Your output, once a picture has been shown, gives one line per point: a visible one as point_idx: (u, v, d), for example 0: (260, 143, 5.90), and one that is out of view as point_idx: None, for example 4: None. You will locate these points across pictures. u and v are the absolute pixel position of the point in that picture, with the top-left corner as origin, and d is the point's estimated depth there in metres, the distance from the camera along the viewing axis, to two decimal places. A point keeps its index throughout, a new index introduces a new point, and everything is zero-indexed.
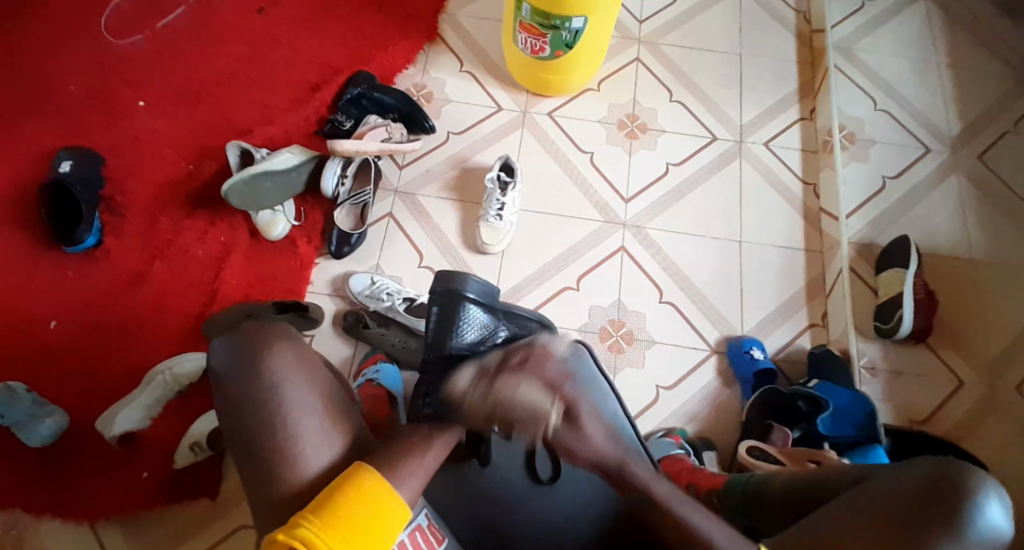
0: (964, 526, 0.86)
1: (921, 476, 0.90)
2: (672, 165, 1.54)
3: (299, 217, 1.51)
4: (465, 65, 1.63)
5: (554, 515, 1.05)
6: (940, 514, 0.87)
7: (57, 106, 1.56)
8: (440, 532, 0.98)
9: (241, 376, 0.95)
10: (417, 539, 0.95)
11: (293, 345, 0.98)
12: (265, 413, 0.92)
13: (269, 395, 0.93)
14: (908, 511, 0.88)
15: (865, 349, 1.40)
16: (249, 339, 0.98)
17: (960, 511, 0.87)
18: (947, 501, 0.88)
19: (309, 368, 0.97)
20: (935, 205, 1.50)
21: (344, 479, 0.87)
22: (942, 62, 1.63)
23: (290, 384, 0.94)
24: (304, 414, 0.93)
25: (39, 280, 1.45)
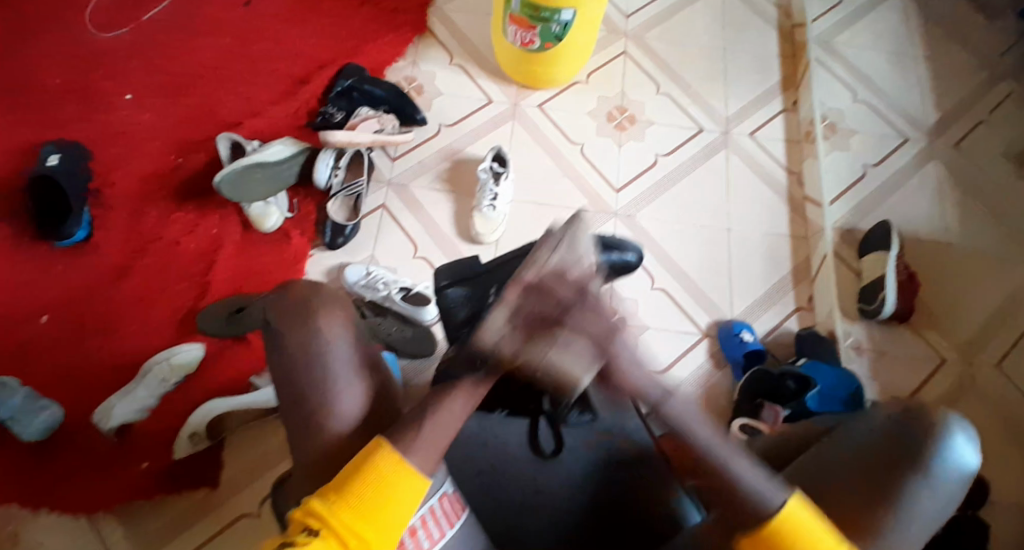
0: (930, 464, 0.90)
1: (884, 424, 0.94)
2: (660, 156, 1.57)
3: (292, 209, 1.51)
4: (454, 58, 1.65)
5: (556, 497, 1.06)
6: (908, 455, 0.90)
7: (42, 99, 1.55)
8: (460, 500, 0.98)
9: (294, 337, 0.98)
10: (444, 508, 0.94)
11: (342, 312, 1.02)
12: (305, 378, 0.96)
13: (317, 357, 0.97)
14: (878, 456, 0.91)
15: (850, 330, 1.45)
16: (298, 302, 1.01)
17: (926, 451, 0.90)
18: (912, 441, 0.91)
19: (357, 335, 1.01)
20: (914, 192, 1.55)
21: (363, 460, 0.85)
22: (917, 55, 1.69)
23: (336, 348, 0.98)
24: (345, 378, 0.97)
25: (26, 273, 1.43)
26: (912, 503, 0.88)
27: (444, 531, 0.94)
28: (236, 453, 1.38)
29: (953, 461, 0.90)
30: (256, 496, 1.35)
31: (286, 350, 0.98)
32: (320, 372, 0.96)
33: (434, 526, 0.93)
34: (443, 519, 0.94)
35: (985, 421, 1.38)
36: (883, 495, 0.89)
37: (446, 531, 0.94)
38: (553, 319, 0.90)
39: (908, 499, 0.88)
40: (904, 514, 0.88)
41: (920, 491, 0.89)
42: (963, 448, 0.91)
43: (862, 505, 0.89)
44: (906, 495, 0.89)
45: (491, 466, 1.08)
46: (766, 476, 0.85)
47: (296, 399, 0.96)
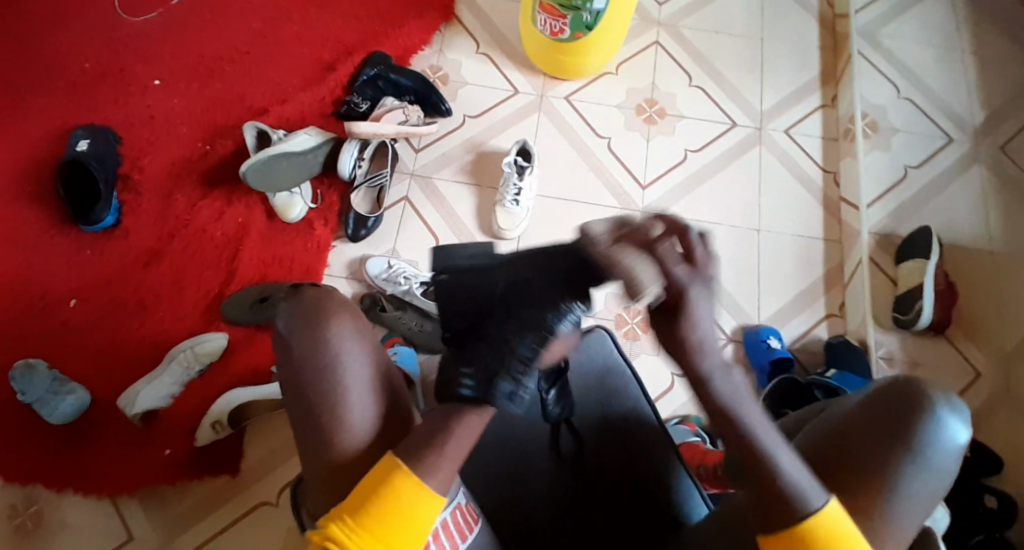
0: (917, 443, 0.85)
1: (870, 396, 0.89)
2: (690, 151, 1.53)
3: (316, 200, 1.51)
4: (481, 47, 1.62)
5: (566, 485, 1.05)
6: (895, 431, 0.86)
7: (73, 83, 1.56)
8: (475, 512, 0.96)
9: (306, 348, 0.94)
10: (458, 520, 0.92)
11: (353, 319, 0.97)
12: (318, 386, 0.93)
13: (329, 366, 0.94)
14: (866, 432, 0.87)
15: (882, 340, 1.40)
16: (311, 307, 0.97)
17: (914, 427, 0.85)
18: (899, 418, 0.86)
19: (370, 345, 0.97)
20: (956, 195, 1.49)
21: (378, 477, 0.83)
22: (966, 50, 1.60)
23: (349, 357, 0.95)
24: (358, 391, 0.94)
25: (57, 257, 1.46)
26: (904, 484, 0.84)
27: (462, 538, 0.92)
28: (259, 440, 1.41)
29: (944, 438, 0.85)
30: (278, 482, 1.38)
31: (298, 359, 0.95)
32: (333, 384, 0.93)
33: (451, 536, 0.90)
34: (459, 531, 0.92)
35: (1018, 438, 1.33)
36: (872, 475, 0.85)
37: (460, 543, 0.92)
38: (645, 243, 0.77)
39: (898, 483, 0.84)
40: (896, 498, 0.84)
41: (909, 473, 0.84)
42: (955, 423, 0.86)
43: (850, 484, 0.85)
44: (896, 477, 0.84)
45: (509, 466, 1.05)
46: (805, 468, 0.81)
47: (305, 413, 0.93)
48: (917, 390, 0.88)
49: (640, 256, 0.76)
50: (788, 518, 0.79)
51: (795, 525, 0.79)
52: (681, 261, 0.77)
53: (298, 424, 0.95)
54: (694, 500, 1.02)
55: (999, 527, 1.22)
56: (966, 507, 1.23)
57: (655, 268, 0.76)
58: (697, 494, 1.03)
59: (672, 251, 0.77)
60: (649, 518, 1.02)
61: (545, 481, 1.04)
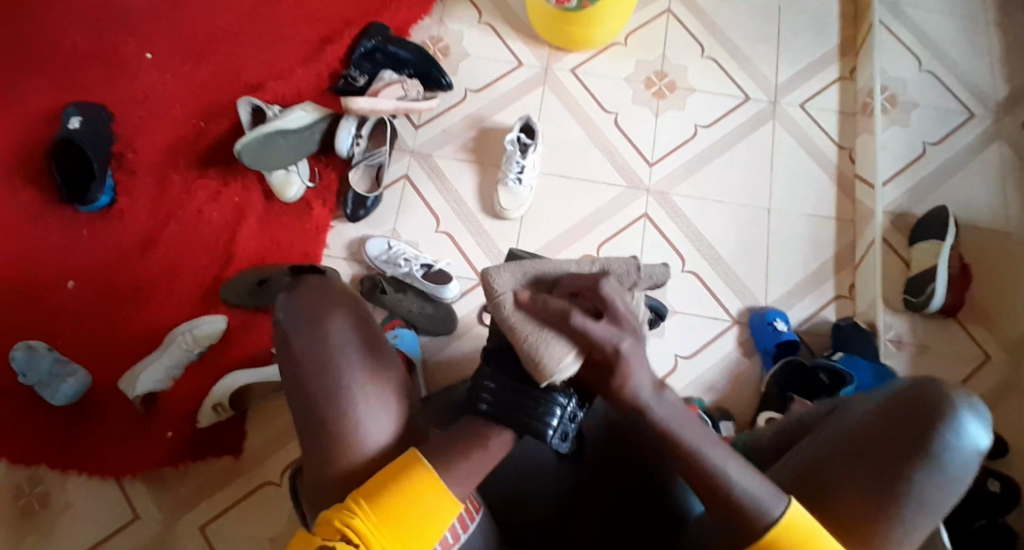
0: (938, 448, 0.82)
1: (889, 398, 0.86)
2: (700, 127, 1.47)
3: (314, 177, 1.47)
4: (484, 15, 1.55)
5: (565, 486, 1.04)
6: (913, 436, 0.83)
7: (63, 56, 1.51)
8: (476, 499, 0.92)
9: (308, 342, 0.89)
10: (459, 509, 0.87)
11: (350, 312, 0.93)
12: (320, 387, 0.88)
13: (329, 361, 0.89)
14: (882, 435, 0.84)
15: (892, 323, 1.37)
16: (310, 299, 0.93)
17: (933, 432, 0.83)
18: (921, 423, 0.83)
19: (372, 336, 0.92)
20: (977, 174, 1.43)
21: (399, 472, 0.80)
22: (991, 21, 1.53)
23: (349, 350, 0.89)
24: (365, 383, 0.89)
25: (53, 238, 1.43)
26: (921, 487, 0.82)
27: (462, 529, 0.87)
28: (260, 422, 1.41)
29: (964, 444, 0.82)
30: (280, 463, 1.39)
31: (301, 354, 0.89)
32: (339, 376, 0.88)
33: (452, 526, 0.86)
34: (459, 519, 0.87)
35: None
36: (886, 480, 0.82)
37: (462, 532, 0.87)
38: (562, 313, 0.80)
39: (915, 486, 0.82)
40: (909, 505, 0.82)
41: (927, 477, 0.82)
42: (975, 428, 0.83)
43: (862, 488, 0.83)
44: (910, 482, 0.82)
45: (508, 465, 1.04)
46: (761, 479, 0.79)
47: (313, 411, 0.88)
48: (937, 395, 0.84)
49: (547, 330, 0.80)
50: (751, 529, 0.78)
51: (760, 538, 0.77)
52: (597, 317, 0.80)
53: (303, 425, 0.89)
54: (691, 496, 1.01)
55: (1003, 515, 1.21)
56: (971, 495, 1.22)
57: (565, 337, 0.80)
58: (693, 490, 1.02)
59: (588, 311, 0.80)
60: (646, 514, 1.01)
61: (543, 483, 1.04)
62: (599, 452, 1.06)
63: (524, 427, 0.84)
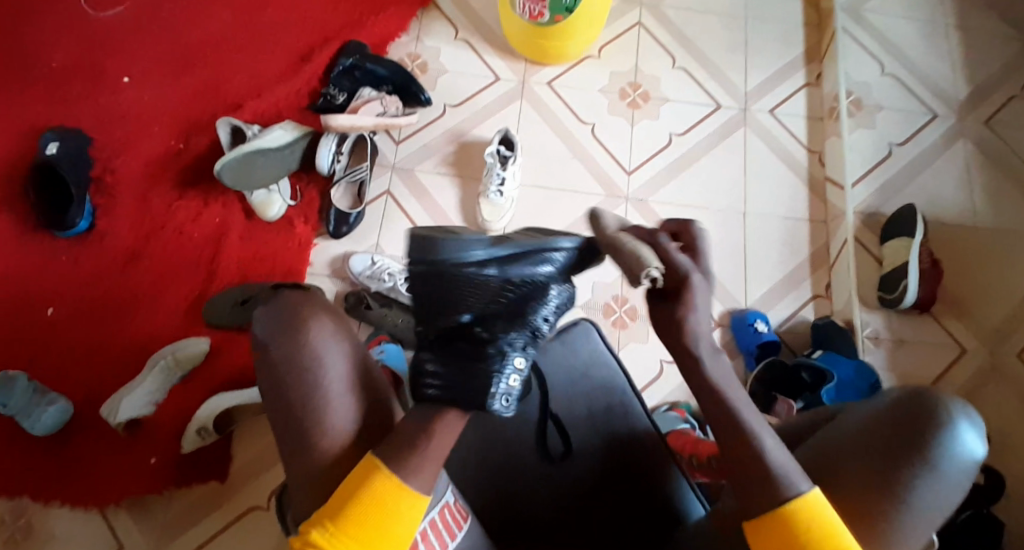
0: (934, 457, 0.84)
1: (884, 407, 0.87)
2: (675, 135, 1.51)
3: (294, 197, 1.47)
4: (459, 32, 1.58)
5: (568, 491, 1.03)
6: (911, 443, 0.84)
7: (38, 81, 1.50)
8: (464, 509, 0.95)
9: (287, 352, 0.90)
10: (446, 518, 0.90)
11: (332, 319, 0.93)
12: (294, 394, 0.89)
13: (305, 368, 0.89)
14: (880, 442, 0.86)
15: (868, 320, 1.40)
16: (291, 308, 0.92)
17: (930, 438, 0.84)
18: (918, 431, 0.84)
19: (352, 343, 0.93)
20: (942, 172, 1.48)
21: (358, 480, 0.80)
22: (950, 24, 1.59)
23: (328, 358, 0.90)
24: (340, 392, 0.89)
25: (31, 264, 1.41)
26: (917, 494, 0.83)
27: (451, 536, 0.90)
28: (247, 444, 1.39)
29: (960, 450, 0.84)
30: (268, 486, 1.37)
31: (281, 365, 0.90)
32: (317, 387, 0.89)
33: (439, 534, 0.88)
34: (447, 528, 0.90)
35: (1003, 413, 1.34)
36: (885, 487, 0.84)
37: (449, 541, 0.90)
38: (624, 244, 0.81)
39: (912, 493, 0.83)
40: (908, 511, 0.83)
41: (923, 484, 0.83)
42: (971, 435, 0.85)
43: (862, 494, 0.84)
44: (910, 489, 0.83)
45: (505, 472, 1.04)
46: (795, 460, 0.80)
47: (294, 423, 0.88)
48: (933, 405, 0.86)
49: (643, 243, 0.81)
50: (771, 500, 0.78)
51: (779, 507, 0.77)
52: (679, 248, 0.82)
53: (281, 429, 0.90)
54: (690, 500, 1.02)
55: (985, 506, 1.23)
56: None
57: (656, 252, 0.80)
58: (692, 495, 1.03)
59: (676, 244, 0.83)
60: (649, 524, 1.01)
61: (546, 490, 1.03)
62: (597, 454, 1.06)
63: (474, 402, 0.81)
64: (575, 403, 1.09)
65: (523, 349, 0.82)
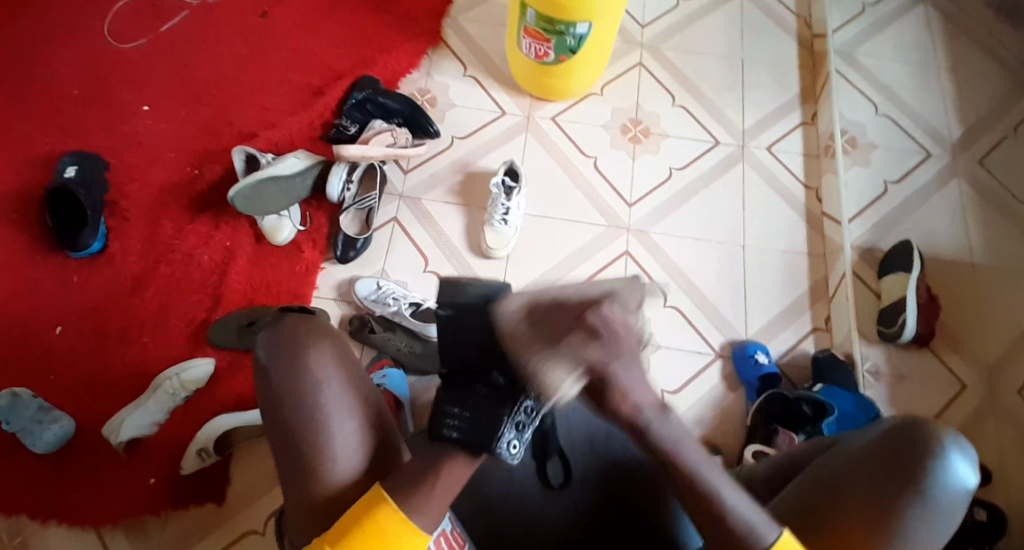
0: (928, 488, 0.83)
1: (878, 439, 0.87)
2: (675, 169, 1.55)
3: (305, 221, 1.51)
4: (468, 69, 1.64)
5: (561, 515, 1.03)
6: (904, 476, 0.84)
7: (60, 109, 1.56)
8: (460, 538, 0.90)
9: (287, 380, 0.89)
10: (443, 541, 0.89)
11: (333, 346, 0.92)
12: (297, 422, 0.88)
13: (308, 397, 0.88)
14: (876, 474, 0.85)
15: (868, 354, 1.42)
16: (288, 336, 0.91)
17: (923, 470, 0.84)
18: (913, 463, 0.84)
19: (354, 371, 0.92)
20: (937, 209, 1.52)
21: (363, 509, 0.81)
22: (941, 68, 1.65)
23: (330, 387, 0.89)
24: (341, 421, 0.88)
25: (42, 283, 1.44)
26: (911, 525, 0.83)
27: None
28: (244, 468, 1.38)
29: (953, 481, 0.83)
30: (265, 510, 1.35)
31: (281, 392, 0.89)
32: (320, 414, 0.88)
33: None
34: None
35: (1003, 448, 1.34)
36: (879, 521, 0.83)
37: None
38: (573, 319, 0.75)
39: (906, 525, 0.83)
40: (902, 544, 0.83)
41: (919, 516, 0.83)
42: (964, 466, 0.84)
43: (856, 527, 0.84)
44: (903, 523, 0.83)
45: (503, 488, 1.03)
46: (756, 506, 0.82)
47: (291, 450, 0.88)
48: (927, 437, 0.85)
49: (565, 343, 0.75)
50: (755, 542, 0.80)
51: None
52: (591, 343, 0.74)
53: (283, 455, 0.89)
54: (689, 533, 0.99)
55: (988, 540, 1.23)
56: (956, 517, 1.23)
57: (565, 360, 0.74)
58: (691, 527, 0.99)
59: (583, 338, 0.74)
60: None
61: (541, 514, 1.03)
62: (592, 481, 1.05)
63: (483, 444, 0.81)
64: (572, 432, 1.07)
65: (539, 399, 0.80)
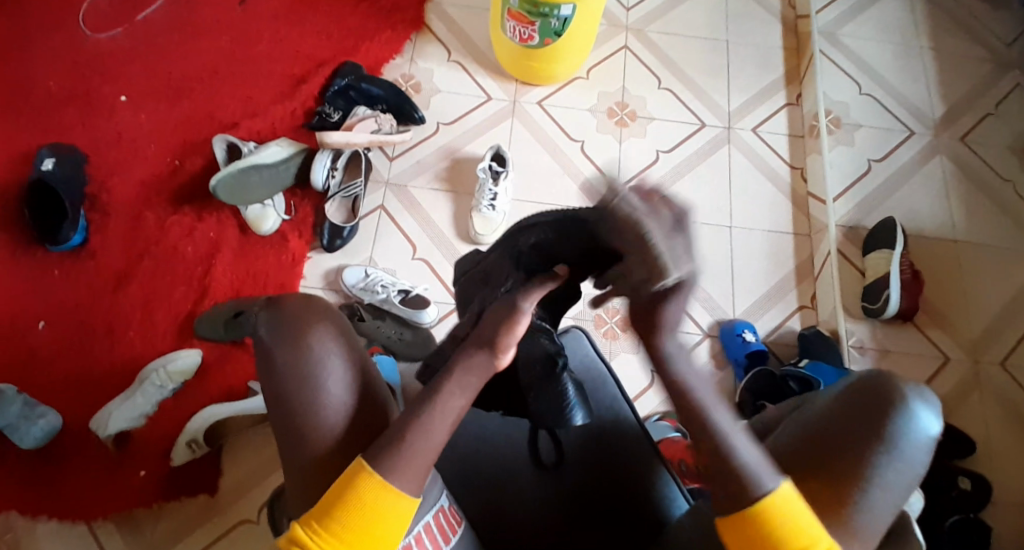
0: (891, 436, 0.85)
1: (841, 392, 0.89)
2: (662, 153, 1.55)
3: (289, 210, 1.49)
4: (452, 54, 1.63)
5: (543, 492, 1.02)
6: (869, 428, 0.85)
7: (35, 101, 1.52)
8: (457, 513, 0.95)
9: (288, 360, 0.88)
10: (441, 522, 0.91)
11: (334, 326, 0.91)
12: (297, 404, 0.87)
13: (308, 375, 0.87)
14: (839, 424, 0.87)
15: (853, 330, 1.43)
16: (291, 317, 0.90)
17: (887, 422, 0.85)
18: (875, 413, 0.86)
19: (354, 351, 0.91)
20: (920, 187, 1.53)
21: (349, 487, 0.79)
22: (924, 46, 1.66)
23: (331, 364, 0.88)
24: (341, 398, 0.88)
25: (23, 279, 1.41)
26: (877, 472, 0.84)
27: (446, 541, 0.91)
28: (234, 459, 1.37)
29: (916, 432, 0.85)
30: (257, 501, 1.34)
31: (282, 370, 0.88)
32: (319, 393, 0.87)
33: (433, 538, 0.89)
34: (441, 532, 0.90)
35: (986, 422, 1.37)
36: (846, 472, 0.84)
37: (443, 545, 0.90)
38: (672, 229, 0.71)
39: (872, 471, 0.84)
40: (869, 495, 0.83)
41: (883, 462, 0.84)
42: (927, 418, 0.86)
43: (826, 475, 0.85)
44: (870, 472, 0.84)
45: (498, 472, 1.02)
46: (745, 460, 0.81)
47: (287, 426, 0.87)
48: (889, 388, 0.87)
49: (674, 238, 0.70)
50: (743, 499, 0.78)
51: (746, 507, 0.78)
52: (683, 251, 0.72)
53: (281, 436, 0.88)
54: (674, 496, 1.01)
55: (973, 510, 1.26)
56: (939, 494, 1.26)
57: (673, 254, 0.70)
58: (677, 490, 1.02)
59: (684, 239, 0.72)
60: (629, 529, 1.00)
61: (529, 492, 1.02)
62: (579, 458, 1.03)
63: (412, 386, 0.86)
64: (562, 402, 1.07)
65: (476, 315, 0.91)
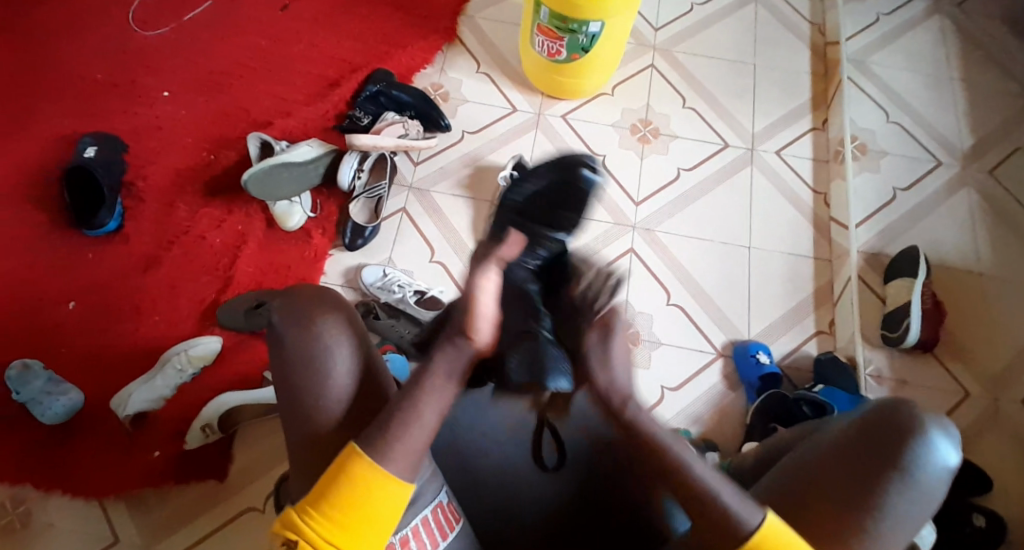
0: (911, 466, 0.83)
1: (859, 419, 0.87)
2: (683, 170, 1.56)
3: (316, 209, 1.53)
4: (482, 66, 1.67)
5: (530, 501, 0.98)
6: (885, 456, 0.83)
7: (82, 92, 1.60)
8: (456, 511, 0.92)
9: (297, 344, 0.89)
10: (438, 518, 0.88)
11: (343, 314, 0.92)
12: (294, 380, 0.89)
13: (314, 360, 0.88)
14: (857, 453, 0.84)
15: (871, 358, 1.40)
16: (302, 303, 0.92)
17: (900, 456, 0.83)
18: (894, 444, 0.84)
19: (359, 337, 0.92)
20: (945, 218, 1.51)
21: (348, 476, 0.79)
22: (954, 77, 1.66)
23: (337, 353, 0.89)
24: (342, 381, 0.89)
25: (57, 258, 1.47)
26: (893, 503, 0.82)
27: (437, 541, 0.87)
28: (241, 449, 1.39)
29: (934, 462, 0.83)
30: (262, 490, 1.36)
31: (289, 352, 0.89)
32: (322, 377, 0.89)
33: (430, 532, 0.87)
34: (439, 529, 0.88)
35: (1003, 458, 1.33)
36: (859, 502, 0.82)
37: (439, 541, 0.88)
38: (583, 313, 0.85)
39: (888, 502, 0.82)
40: (883, 523, 0.82)
41: (899, 494, 0.82)
42: (947, 445, 0.84)
43: (840, 505, 0.83)
44: (884, 507, 0.82)
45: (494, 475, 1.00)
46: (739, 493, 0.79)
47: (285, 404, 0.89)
48: (909, 418, 0.85)
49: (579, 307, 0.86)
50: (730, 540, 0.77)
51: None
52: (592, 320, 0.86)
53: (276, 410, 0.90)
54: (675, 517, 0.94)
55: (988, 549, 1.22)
56: (953, 529, 1.22)
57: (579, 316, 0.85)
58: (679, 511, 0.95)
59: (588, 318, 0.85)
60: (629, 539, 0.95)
61: (530, 501, 0.98)
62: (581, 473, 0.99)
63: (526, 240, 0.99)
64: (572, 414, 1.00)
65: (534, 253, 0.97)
